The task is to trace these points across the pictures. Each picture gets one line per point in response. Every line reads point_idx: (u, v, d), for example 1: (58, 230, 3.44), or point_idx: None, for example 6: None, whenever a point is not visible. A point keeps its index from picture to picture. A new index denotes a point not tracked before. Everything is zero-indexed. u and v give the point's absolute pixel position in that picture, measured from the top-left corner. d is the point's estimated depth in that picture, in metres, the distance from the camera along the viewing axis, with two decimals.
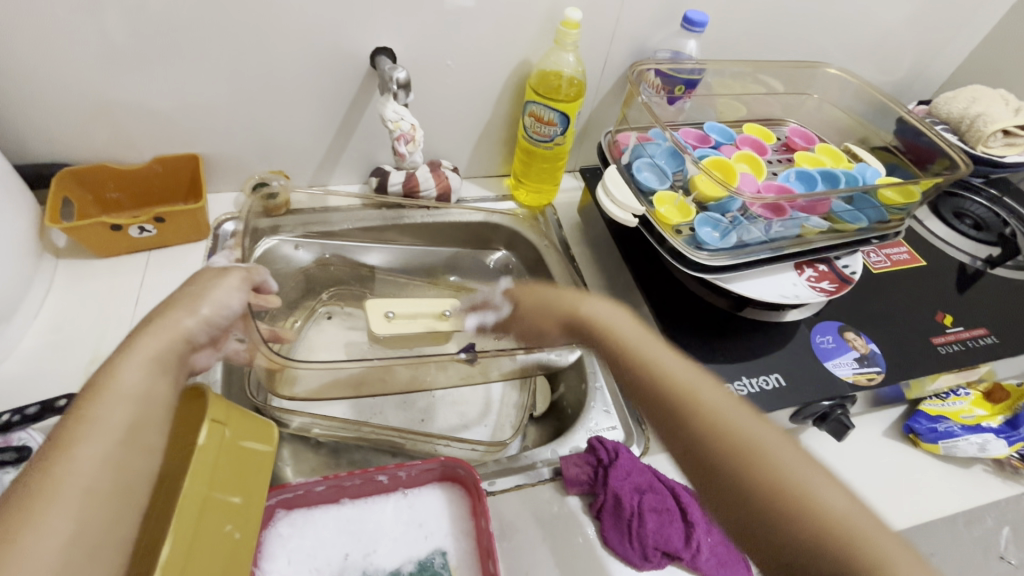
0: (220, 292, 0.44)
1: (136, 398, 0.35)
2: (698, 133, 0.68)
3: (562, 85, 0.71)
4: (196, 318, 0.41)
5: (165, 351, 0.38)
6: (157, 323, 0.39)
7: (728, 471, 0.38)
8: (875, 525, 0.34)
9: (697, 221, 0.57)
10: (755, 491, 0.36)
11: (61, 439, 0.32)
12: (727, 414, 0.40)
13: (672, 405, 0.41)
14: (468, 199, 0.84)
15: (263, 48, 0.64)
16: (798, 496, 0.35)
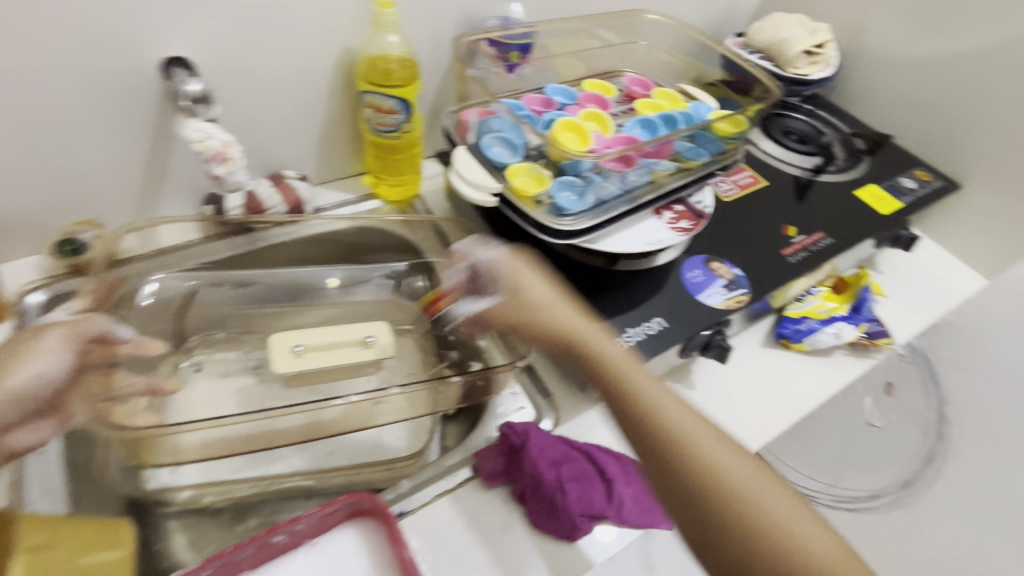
0: None
1: None
2: (541, 98, 0.67)
3: (393, 69, 0.66)
4: None
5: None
6: None
7: (710, 510, 0.43)
8: (797, 523, 0.43)
9: (554, 187, 0.56)
10: (724, 525, 0.43)
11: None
12: (710, 450, 0.45)
13: (661, 451, 0.46)
14: (327, 206, 0.77)
15: (14, 80, 0.52)
16: (721, 481, 0.44)
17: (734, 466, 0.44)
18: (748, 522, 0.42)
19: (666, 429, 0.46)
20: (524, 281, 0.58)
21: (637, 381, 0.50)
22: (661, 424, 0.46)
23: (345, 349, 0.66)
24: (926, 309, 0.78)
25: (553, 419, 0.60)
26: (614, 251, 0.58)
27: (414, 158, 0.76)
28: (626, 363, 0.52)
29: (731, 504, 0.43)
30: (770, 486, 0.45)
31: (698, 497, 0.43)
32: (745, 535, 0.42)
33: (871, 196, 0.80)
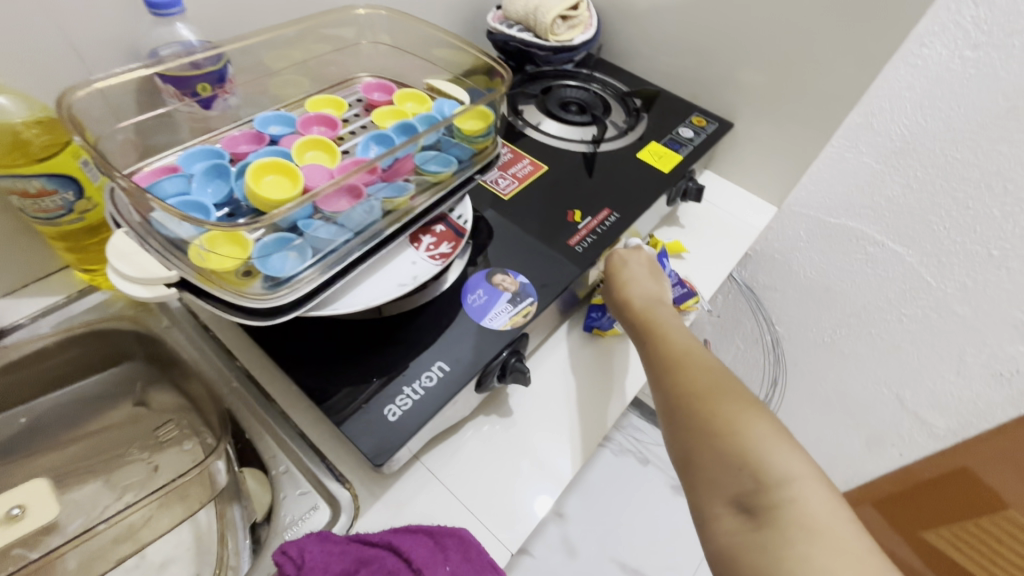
0: None
1: None
2: (250, 133, 0.56)
3: (26, 138, 0.49)
4: None
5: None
6: None
7: (702, 419, 0.45)
8: (761, 441, 0.42)
9: (260, 250, 0.44)
10: (714, 432, 0.44)
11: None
12: (697, 364, 0.49)
13: (669, 362, 0.51)
14: (20, 322, 0.59)
15: None
16: (703, 397, 0.46)
17: (705, 386, 0.47)
18: (712, 437, 0.43)
19: (671, 351, 0.52)
20: (627, 258, 0.64)
21: (670, 331, 0.54)
22: (670, 359, 0.51)
23: None
24: (729, 255, 0.80)
25: (352, 512, 0.51)
26: (365, 303, 0.50)
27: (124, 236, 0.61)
28: (653, 295, 0.60)
29: (704, 427, 0.44)
30: (740, 401, 0.46)
31: (683, 407, 0.46)
32: (711, 453, 0.43)
33: (651, 155, 0.78)
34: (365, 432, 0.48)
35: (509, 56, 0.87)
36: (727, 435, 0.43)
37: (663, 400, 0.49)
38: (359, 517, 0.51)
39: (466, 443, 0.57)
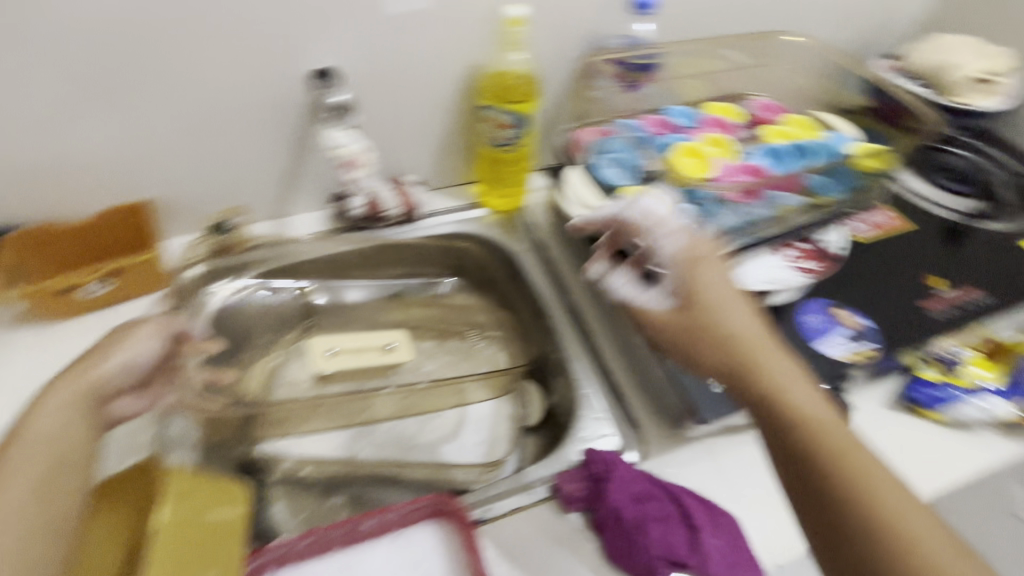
0: (138, 342, 0.49)
1: (51, 441, 0.40)
2: (661, 119, 0.64)
3: (515, 85, 0.67)
4: (111, 364, 0.47)
5: (74, 399, 0.43)
6: (76, 373, 0.45)
7: (843, 508, 0.37)
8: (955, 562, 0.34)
9: (668, 216, 0.55)
10: (867, 536, 0.36)
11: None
12: (851, 443, 0.39)
13: (800, 424, 0.41)
14: (436, 211, 0.80)
15: (199, 82, 0.61)
16: (894, 524, 0.36)
17: (842, 466, 0.38)
18: (875, 529, 0.36)
19: (826, 423, 0.40)
20: None
21: (737, 333, 0.45)
22: (803, 426, 0.41)
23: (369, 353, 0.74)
24: None
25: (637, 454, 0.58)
26: (730, 286, 0.55)
27: (523, 172, 0.78)
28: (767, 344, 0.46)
29: (870, 525, 0.36)
30: (936, 527, 0.36)
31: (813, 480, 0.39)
32: (923, 549, 0.35)
33: None
34: None
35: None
36: (903, 544, 0.35)
37: (807, 494, 0.39)
38: (643, 461, 0.58)
39: (749, 446, 0.59)
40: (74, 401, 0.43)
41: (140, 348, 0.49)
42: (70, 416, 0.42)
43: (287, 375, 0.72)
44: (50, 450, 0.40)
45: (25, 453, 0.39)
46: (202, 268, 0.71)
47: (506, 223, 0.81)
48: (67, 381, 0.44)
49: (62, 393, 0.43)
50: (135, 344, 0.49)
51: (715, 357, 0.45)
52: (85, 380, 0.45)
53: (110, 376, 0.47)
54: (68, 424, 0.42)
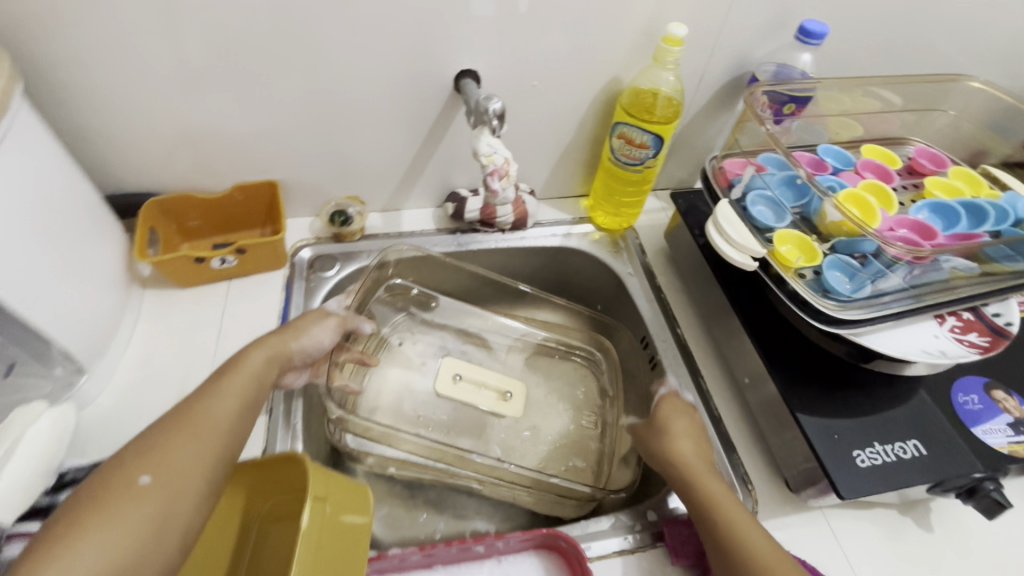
0: (318, 329, 0.56)
1: (252, 382, 0.46)
2: (812, 158, 0.60)
3: (657, 104, 0.65)
4: (299, 344, 0.54)
5: (269, 357, 0.49)
6: (275, 337, 0.52)
7: None
8: None
9: (824, 263, 0.50)
10: None
11: (169, 427, 0.39)
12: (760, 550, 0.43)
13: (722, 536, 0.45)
14: (545, 222, 0.79)
15: (348, 72, 0.62)
16: None
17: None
18: None
19: (746, 533, 0.44)
20: None
21: (681, 459, 0.51)
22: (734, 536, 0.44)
23: (488, 395, 0.71)
24: None
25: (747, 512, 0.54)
26: (888, 350, 0.49)
27: (643, 194, 0.75)
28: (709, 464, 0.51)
29: None
30: None
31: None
32: None
33: None
34: (828, 459, 0.49)
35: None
36: None
37: None
38: None
39: (871, 525, 0.54)
40: (270, 360, 0.49)
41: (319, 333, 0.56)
42: (266, 371, 0.48)
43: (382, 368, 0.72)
44: (248, 392, 0.45)
45: (232, 384, 0.44)
46: (310, 251, 0.72)
47: (614, 243, 0.78)
48: (266, 341, 0.51)
49: (262, 352, 0.49)
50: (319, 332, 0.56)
51: (663, 460, 0.52)
52: (276, 348, 0.51)
53: (297, 355, 0.53)
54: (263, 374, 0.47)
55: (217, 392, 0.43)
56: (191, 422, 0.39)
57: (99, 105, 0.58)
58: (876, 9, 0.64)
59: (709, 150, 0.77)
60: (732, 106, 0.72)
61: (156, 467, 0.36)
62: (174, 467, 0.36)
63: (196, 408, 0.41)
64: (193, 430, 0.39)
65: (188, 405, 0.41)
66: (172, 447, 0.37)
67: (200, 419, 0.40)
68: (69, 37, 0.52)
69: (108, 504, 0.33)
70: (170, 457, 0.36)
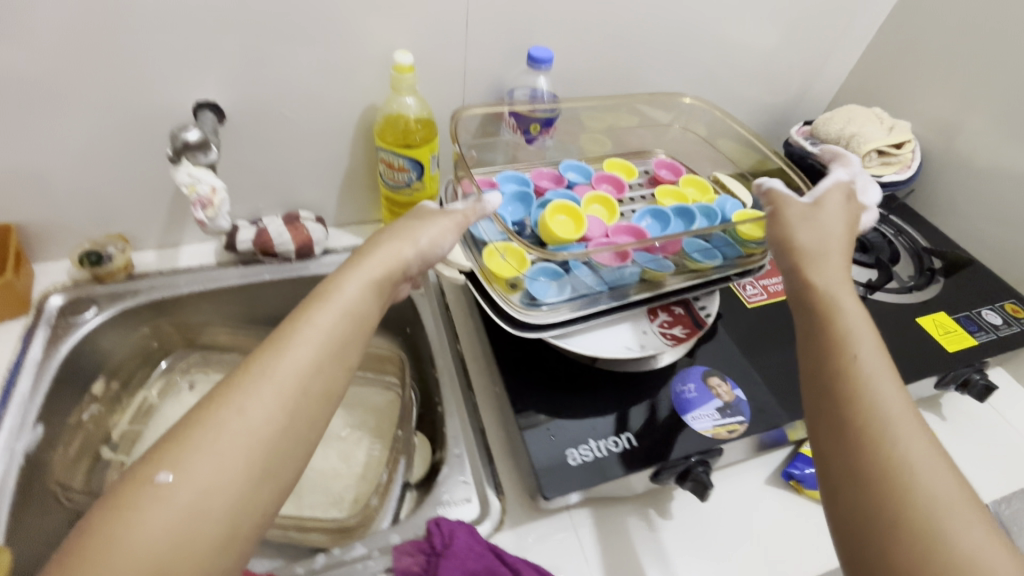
0: (435, 229, 0.49)
1: (345, 314, 0.42)
2: (552, 173, 0.65)
3: (410, 128, 0.67)
4: (415, 249, 0.48)
5: (368, 285, 0.45)
6: (383, 250, 0.47)
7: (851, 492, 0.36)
8: (946, 517, 0.33)
9: (534, 270, 0.52)
10: (880, 518, 0.34)
11: (227, 397, 0.36)
12: (884, 407, 0.37)
13: (841, 399, 0.39)
14: (336, 248, 0.78)
15: (71, 109, 0.59)
16: (890, 470, 0.35)
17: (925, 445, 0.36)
18: (876, 493, 0.35)
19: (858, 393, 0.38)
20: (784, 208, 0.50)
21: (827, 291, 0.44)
22: (855, 395, 0.38)
23: None
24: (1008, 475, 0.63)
25: (493, 523, 0.54)
26: (590, 350, 0.53)
27: None
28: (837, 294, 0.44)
29: (877, 487, 0.35)
30: (942, 475, 0.35)
31: (863, 436, 0.37)
32: (913, 530, 0.33)
33: (934, 325, 0.69)
34: (544, 462, 0.51)
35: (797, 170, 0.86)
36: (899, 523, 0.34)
37: (838, 463, 0.37)
38: (498, 531, 0.54)
39: (618, 521, 0.56)
40: (372, 286, 0.45)
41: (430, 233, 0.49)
42: (363, 303, 0.44)
43: (166, 416, 0.71)
44: (333, 335, 0.41)
45: (314, 323, 0.41)
46: (61, 298, 0.67)
47: None
48: (365, 264, 0.46)
49: (372, 269, 0.45)
50: (435, 228, 0.49)
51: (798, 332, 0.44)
52: (422, 243, 0.48)
53: (416, 262, 0.49)
54: (359, 305, 0.43)
55: (294, 345, 0.39)
56: (269, 386, 0.37)
57: None
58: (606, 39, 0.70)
59: None
60: None
61: (195, 461, 0.33)
62: (218, 456, 0.34)
63: (270, 366, 0.38)
64: (262, 399, 0.36)
65: (250, 366, 0.38)
66: (219, 421, 0.35)
67: (274, 374, 0.37)
68: None
69: (150, 501, 0.32)
70: (212, 439, 0.34)
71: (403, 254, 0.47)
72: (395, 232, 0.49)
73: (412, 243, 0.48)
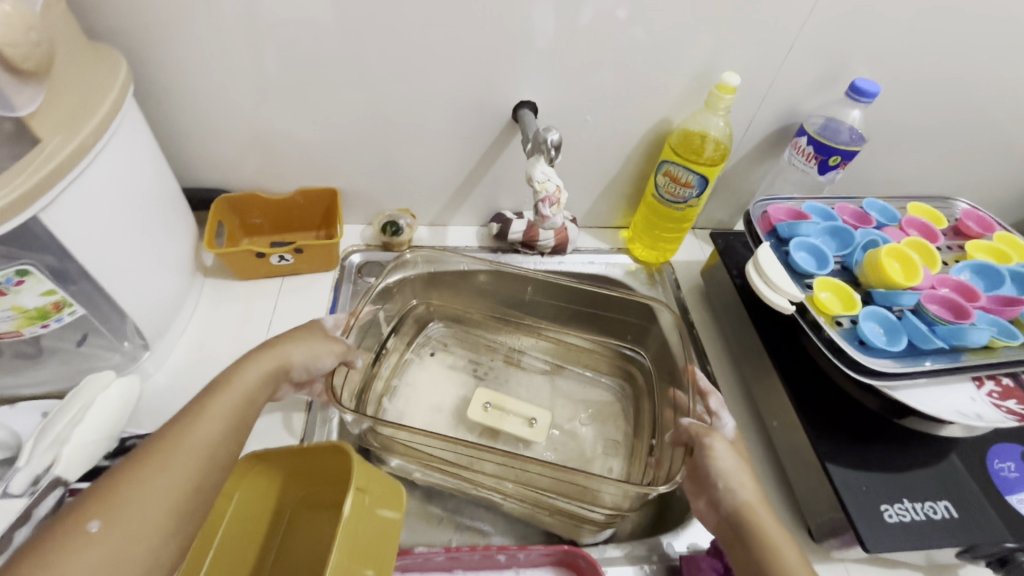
0: (321, 346, 0.54)
1: (243, 395, 0.46)
2: (855, 210, 0.62)
3: (705, 147, 0.68)
4: (301, 355, 0.52)
5: (264, 374, 0.48)
6: (273, 350, 0.50)
7: None
8: None
9: (862, 313, 0.52)
10: None
11: (158, 454, 0.39)
12: None
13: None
14: (583, 249, 0.81)
15: (415, 95, 0.66)
16: None
17: None
18: None
19: None
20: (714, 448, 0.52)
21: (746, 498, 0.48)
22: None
23: (517, 419, 0.72)
24: None
25: None
26: (923, 406, 0.49)
27: (683, 232, 0.76)
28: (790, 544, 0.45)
29: None
30: None
31: None
32: None
33: None
34: (854, 510, 0.50)
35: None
36: None
37: None
38: None
39: None
40: (265, 376, 0.49)
41: (293, 350, 0.52)
42: (257, 390, 0.47)
43: (414, 377, 0.78)
44: (234, 413, 0.44)
45: (221, 403, 0.44)
46: (355, 258, 0.77)
47: (650, 276, 0.79)
48: (259, 360, 0.49)
49: (264, 363, 0.49)
50: (325, 354, 0.54)
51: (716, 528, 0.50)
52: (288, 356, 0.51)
53: (299, 369, 0.52)
54: (254, 395, 0.47)
55: (203, 418, 0.42)
56: (181, 459, 0.39)
57: (190, 109, 0.65)
58: (923, 72, 0.66)
59: (752, 194, 0.80)
60: (777, 155, 0.75)
61: (128, 516, 0.36)
62: (150, 501, 0.37)
63: (182, 438, 0.40)
64: (177, 465, 0.39)
65: (165, 440, 0.40)
66: (146, 484, 0.37)
67: (197, 443, 0.41)
68: (175, 43, 0.59)
69: (80, 551, 0.34)
70: (148, 490, 0.37)
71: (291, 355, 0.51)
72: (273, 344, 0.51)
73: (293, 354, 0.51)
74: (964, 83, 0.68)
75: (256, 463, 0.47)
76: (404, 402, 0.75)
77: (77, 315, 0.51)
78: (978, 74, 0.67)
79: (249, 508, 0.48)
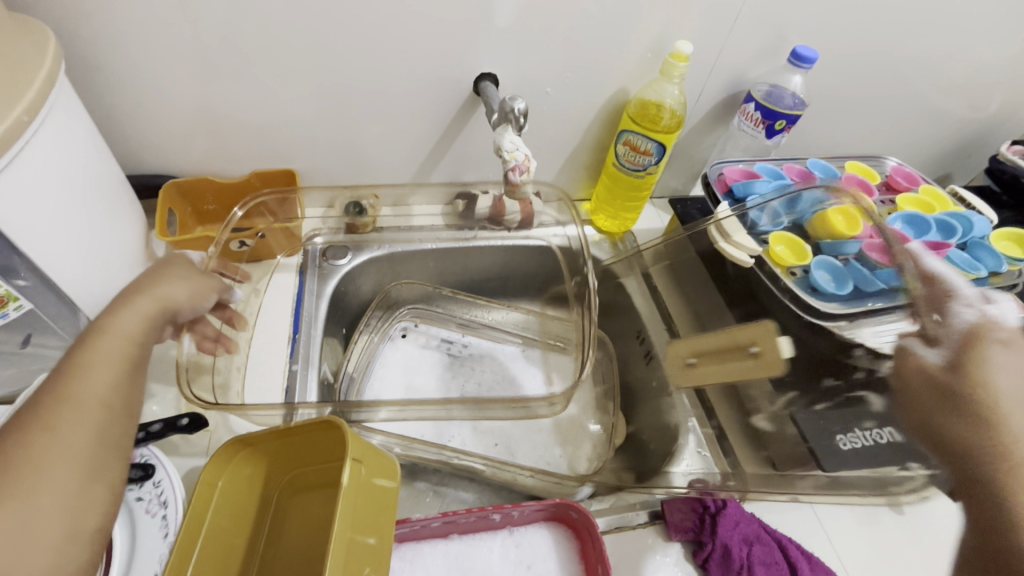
0: (197, 283, 0.51)
1: (131, 339, 0.41)
2: (801, 170, 0.67)
3: (662, 116, 0.70)
4: (182, 291, 0.47)
5: (147, 318, 0.43)
6: (150, 289, 0.45)
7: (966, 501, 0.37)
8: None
9: None
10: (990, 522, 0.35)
11: (42, 415, 0.34)
12: None
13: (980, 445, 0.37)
14: None
15: (367, 68, 0.64)
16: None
17: None
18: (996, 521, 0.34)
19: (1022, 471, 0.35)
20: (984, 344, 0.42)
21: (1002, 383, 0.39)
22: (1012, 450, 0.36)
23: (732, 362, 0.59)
24: None
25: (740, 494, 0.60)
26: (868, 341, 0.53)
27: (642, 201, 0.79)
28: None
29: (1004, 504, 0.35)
30: None
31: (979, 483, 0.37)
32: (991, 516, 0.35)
33: None
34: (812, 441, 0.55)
35: (1000, 188, 0.83)
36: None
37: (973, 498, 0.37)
38: (745, 501, 0.59)
39: (846, 512, 0.60)
40: (150, 319, 0.43)
41: (172, 289, 0.47)
42: (145, 331, 0.42)
43: (385, 358, 0.77)
44: (128, 358, 0.39)
45: (100, 353, 0.38)
46: (319, 242, 0.75)
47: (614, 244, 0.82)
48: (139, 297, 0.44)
49: (144, 304, 0.43)
50: (180, 283, 0.48)
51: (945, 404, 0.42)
52: (165, 292, 0.46)
53: (180, 308, 0.47)
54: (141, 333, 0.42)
55: (91, 364, 0.37)
56: (70, 412, 0.35)
57: (128, 90, 0.61)
58: (854, 40, 0.71)
59: (704, 161, 0.84)
60: (726, 122, 0.79)
61: (22, 482, 0.32)
62: (46, 459, 0.33)
63: (65, 388, 0.36)
64: (71, 421, 0.35)
65: (50, 394, 0.35)
66: (36, 451, 0.33)
67: (82, 390, 0.36)
68: (106, 16, 0.54)
69: None
70: (40, 454, 0.33)
71: (174, 294, 0.47)
72: (155, 280, 0.46)
73: (159, 291, 0.45)
74: (889, 50, 0.73)
75: (241, 447, 0.46)
76: (379, 383, 0.74)
77: (25, 310, 0.48)
78: (902, 40, 0.72)
79: (234, 495, 0.46)
